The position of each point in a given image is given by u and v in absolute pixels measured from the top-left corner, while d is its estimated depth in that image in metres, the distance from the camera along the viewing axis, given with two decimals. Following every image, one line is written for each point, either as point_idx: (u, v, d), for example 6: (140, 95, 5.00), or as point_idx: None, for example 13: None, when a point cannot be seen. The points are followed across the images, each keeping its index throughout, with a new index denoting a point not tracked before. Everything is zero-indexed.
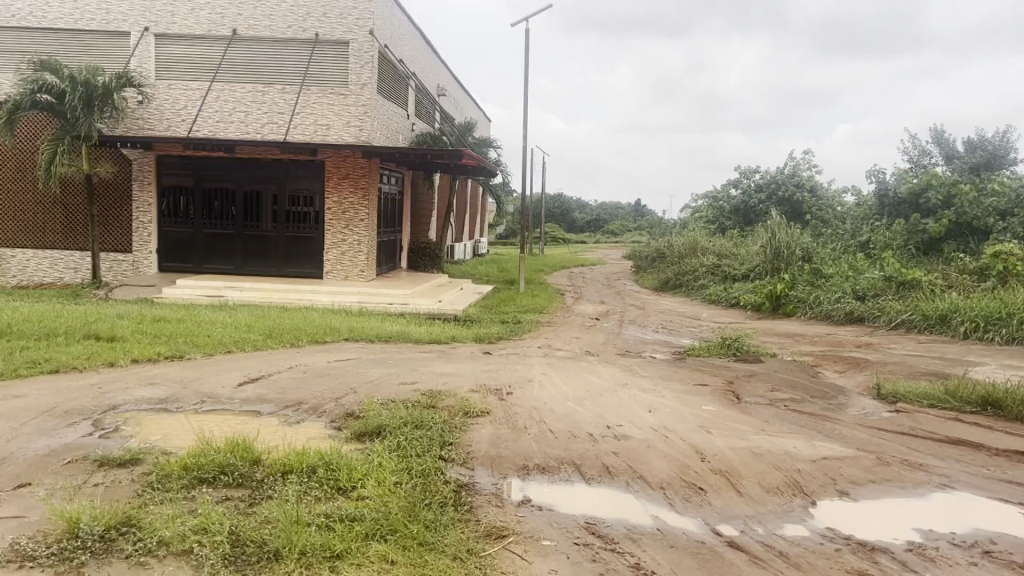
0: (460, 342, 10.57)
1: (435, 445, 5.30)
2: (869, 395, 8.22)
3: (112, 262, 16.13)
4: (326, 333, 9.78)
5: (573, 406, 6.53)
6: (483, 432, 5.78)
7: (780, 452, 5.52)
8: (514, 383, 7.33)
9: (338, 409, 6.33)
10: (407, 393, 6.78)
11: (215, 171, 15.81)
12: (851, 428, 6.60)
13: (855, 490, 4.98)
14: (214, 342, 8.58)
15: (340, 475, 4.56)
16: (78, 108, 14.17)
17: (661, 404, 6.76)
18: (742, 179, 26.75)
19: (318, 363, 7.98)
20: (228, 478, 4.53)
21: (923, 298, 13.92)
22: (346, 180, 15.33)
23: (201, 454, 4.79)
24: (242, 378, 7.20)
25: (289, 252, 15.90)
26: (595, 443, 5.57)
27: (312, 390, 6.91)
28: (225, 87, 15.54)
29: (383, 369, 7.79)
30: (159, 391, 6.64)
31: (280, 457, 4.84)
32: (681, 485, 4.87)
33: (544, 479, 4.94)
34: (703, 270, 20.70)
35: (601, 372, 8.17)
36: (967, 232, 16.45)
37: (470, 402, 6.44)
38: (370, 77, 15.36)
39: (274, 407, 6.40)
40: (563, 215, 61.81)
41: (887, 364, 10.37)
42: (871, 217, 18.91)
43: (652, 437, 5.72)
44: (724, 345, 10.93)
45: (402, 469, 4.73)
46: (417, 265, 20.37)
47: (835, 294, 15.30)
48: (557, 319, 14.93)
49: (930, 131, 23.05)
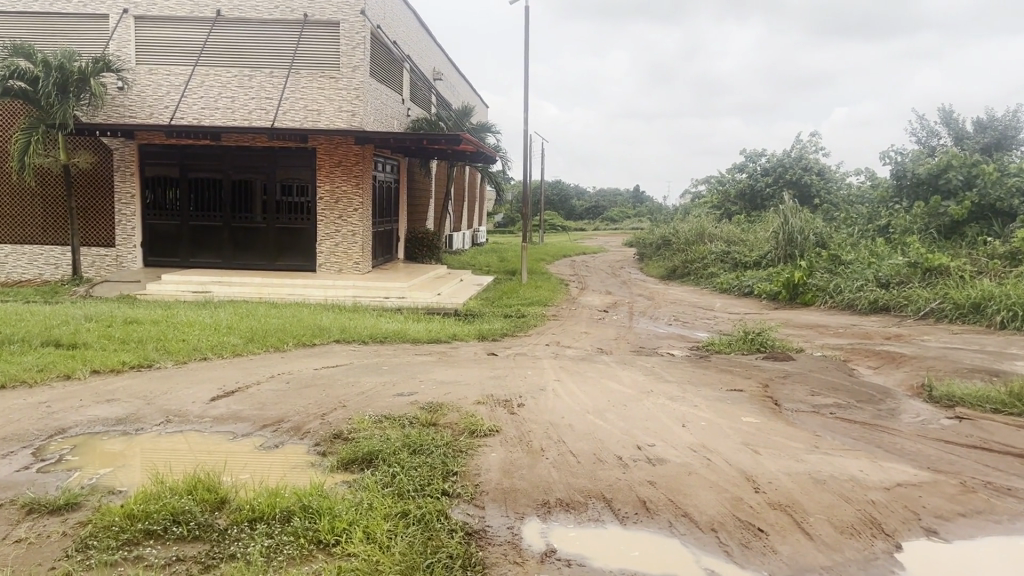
0: (462, 342, 9.69)
1: (436, 477, 4.44)
2: (919, 397, 7.35)
3: (94, 257, 15.28)
4: (315, 335, 8.89)
5: (595, 421, 5.68)
6: (492, 456, 4.92)
7: (844, 478, 4.66)
8: (525, 392, 6.46)
9: (323, 429, 5.45)
10: (404, 408, 5.90)
11: (200, 160, 14.87)
12: (913, 441, 5.74)
13: (943, 528, 4.12)
14: (188, 347, 7.68)
15: (320, 524, 3.69)
16: (52, 94, 13.26)
17: (695, 416, 5.89)
18: (748, 164, 25.85)
19: (304, 371, 7.09)
20: (181, 529, 3.67)
21: (952, 286, 13.04)
22: (339, 168, 14.43)
23: (152, 498, 3.94)
24: (216, 391, 6.31)
25: (281, 244, 15.01)
26: (624, 470, 4.70)
27: (295, 404, 6.04)
28: (210, 71, 14.60)
29: (379, 377, 6.92)
30: (117, 410, 5.76)
31: (249, 500, 3.97)
32: (736, 527, 4.01)
33: (568, 519, 4.09)
34: (712, 257, 19.81)
35: (620, 376, 7.31)
36: (990, 215, 15.52)
37: (477, 419, 5.57)
38: (362, 60, 14.42)
39: (250, 427, 5.52)
40: (562, 202, 60.67)
41: (927, 359, 9.51)
42: (887, 200, 17.97)
43: (692, 461, 4.85)
44: (747, 340, 10.09)
45: (397, 515, 3.87)
46: (415, 255, 19.52)
47: (856, 282, 14.46)
48: (564, 311, 14.06)
49: (939, 111, 22.09)
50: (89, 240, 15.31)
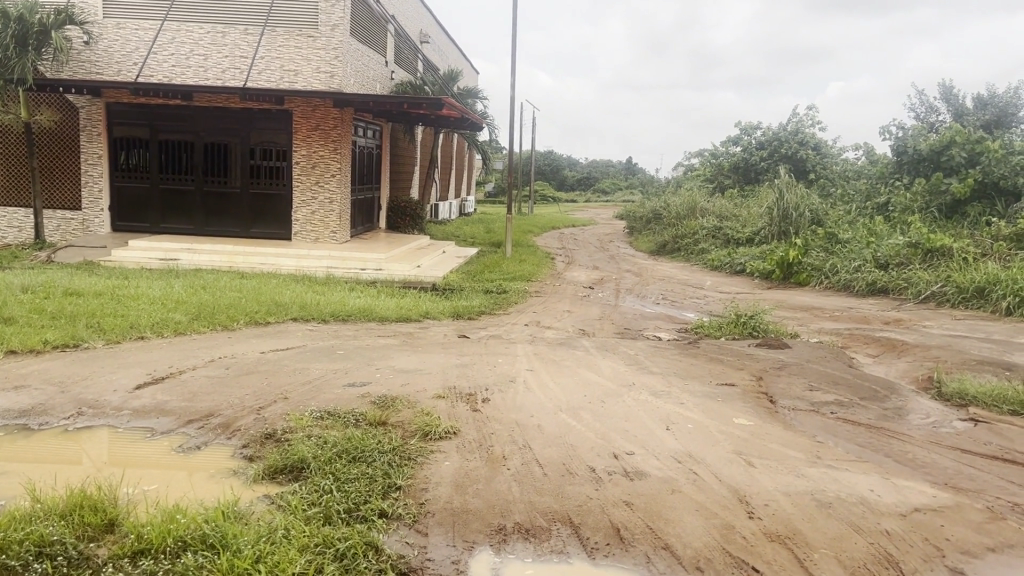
0: (434, 321, 8.99)
1: (373, 494, 3.76)
2: (926, 394, 6.70)
3: (60, 220, 14.41)
4: (271, 311, 8.16)
5: (568, 422, 5.00)
6: (444, 466, 4.24)
7: (853, 501, 3.99)
8: (493, 385, 5.77)
9: (257, 427, 4.75)
10: (353, 402, 5.20)
11: (166, 120, 14.00)
12: (926, 450, 5.08)
13: (971, 566, 3.45)
14: (124, 324, 6.94)
15: (218, 561, 3.02)
16: (10, 47, 12.26)
17: (681, 417, 5.23)
18: (743, 137, 25.05)
19: (249, 355, 6.37)
20: (44, 566, 3.00)
21: (955, 268, 12.35)
22: (316, 131, 13.60)
23: (20, 523, 3.24)
24: (143, 377, 5.60)
25: (254, 210, 14.21)
26: (597, 487, 4.03)
27: (231, 394, 5.33)
28: (180, 27, 13.71)
29: (332, 363, 6.21)
30: (23, 400, 5.04)
31: (140, 525, 3.29)
32: (726, 565, 3.34)
33: (526, 551, 3.42)
34: (703, 232, 19.11)
35: (600, 365, 6.64)
36: (993, 193, 14.79)
37: (433, 418, 4.87)
38: (341, 18, 13.55)
39: (172, 422, 4.81)
40: (553, 172, 59.74)
41: (930, 347, 8.86)
42: (886, 176, 17.18)
43: (677, 476, 4.19)
44: (739, 323, 9.43)
45: (316, 547, 3.20)
46: (397, 225, 18.79)
47: (854, 262, 13.77)
48: (547, 288, 13.33)
49: (938, 87, 21.27)
50: (53, 203, 14.46)
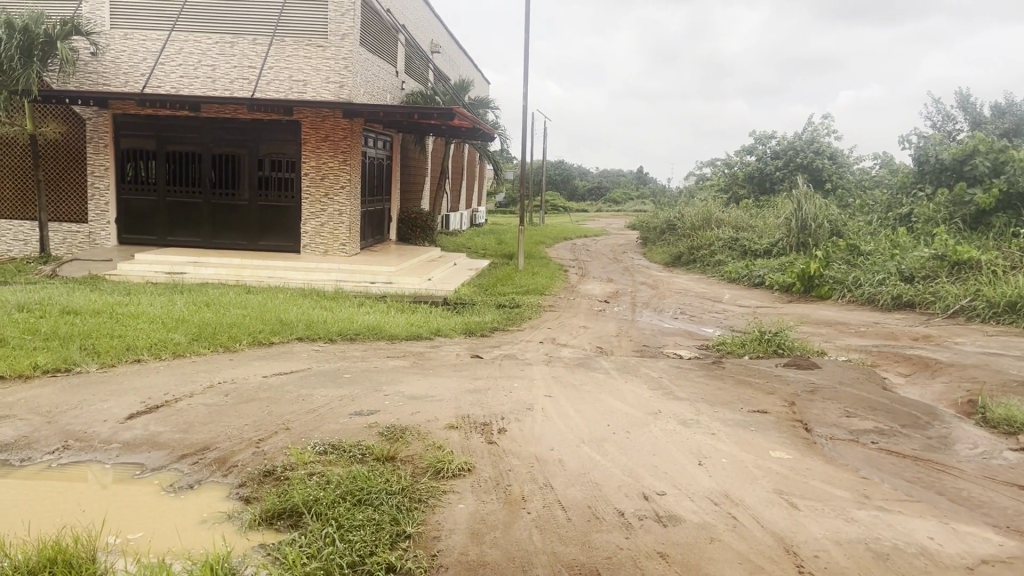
0: (445, 339, 8.62)
1: (380, 545, 3.38)
2: (970, 420, 6.27)
3: (65, 233, 14.13)
4: (276, 330, 7.81)
5: (591, 456, 4.62)
6: (458, 509, 3.86)
7: (912, 551, 3.59)
8: (509, 414, 5.39)
9: (255, 463, 4.38)
10: (360, 435, 4.82)
11: (172, 131, 13.71)
12: (982, 486, 4.66)
13: None
14: (120, 346, 6.61)
15: None
16: (15, 58, 11.98)
17: (713, 449, 4.84)
18: (757, 147, 24.64)
19: (251, 379, 6.02)
20: None
21: (985, 281, 11.90)
22: (325, 142, 13.31)
23: None
24: (137, 406, 5.25)
25: (262, 222, 13.88)
26: (628, 534, 3.64)
27: (229, 425, 4.97)
28: (189, 37, 13.44)
29: (339, 389, 5.84)
30: (8, 433, 4.70)
31: None
32: None
33: None
34: (720, 243, 18.67)
35: (623, 389, 6.26)
36: (1019, 204, 14.34)
37: (446, 452, 4.49)
38: (351, 27, 13.28)
39: (165, 458, 4.45)
40: (564, 181, 59.44)
41: (965, 366, 8.44)
42: (907, 186, 16.73)
43: (714, 521, 3.80)
44: (763, 341, 9.01)
45: None
46: (408, 237, 18.45)
47: (877, 275, 13.34)
48: (562, 302, 12.95)
49: (956, 95, 20.85)
50: (59, 215, 14.17)
